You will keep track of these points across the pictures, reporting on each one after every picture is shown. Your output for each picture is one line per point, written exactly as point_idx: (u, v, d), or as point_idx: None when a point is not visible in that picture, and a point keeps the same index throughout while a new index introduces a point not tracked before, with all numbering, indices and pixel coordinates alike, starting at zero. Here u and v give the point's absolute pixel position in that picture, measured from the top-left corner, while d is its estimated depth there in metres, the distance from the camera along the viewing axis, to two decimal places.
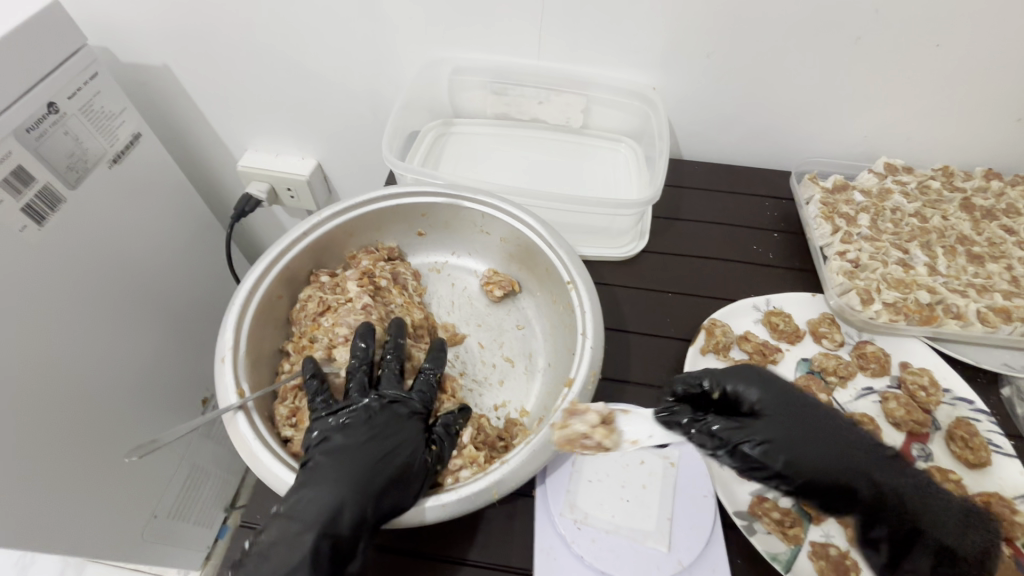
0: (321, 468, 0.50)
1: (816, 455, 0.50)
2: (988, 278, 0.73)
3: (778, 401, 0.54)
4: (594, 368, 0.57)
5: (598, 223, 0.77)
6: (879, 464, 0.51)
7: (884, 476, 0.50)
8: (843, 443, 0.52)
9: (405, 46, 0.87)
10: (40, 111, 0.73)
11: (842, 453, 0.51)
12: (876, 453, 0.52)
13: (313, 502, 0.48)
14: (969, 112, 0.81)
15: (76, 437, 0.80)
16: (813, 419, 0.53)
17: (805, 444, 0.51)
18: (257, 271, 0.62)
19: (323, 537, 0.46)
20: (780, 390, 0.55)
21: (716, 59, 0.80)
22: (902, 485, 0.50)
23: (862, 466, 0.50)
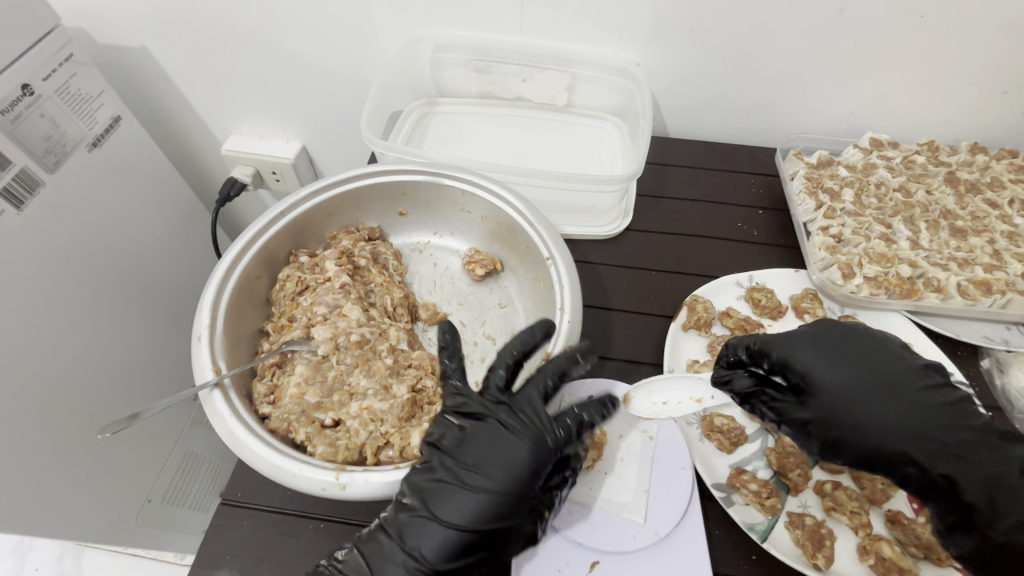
0: (482, 447, 0.50)
1: (874, 426, 0.50)
2: (970, 252, 0.73)
3: (835, 371, 0.52)
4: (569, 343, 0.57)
5: (582, 201, 0.76)
6: (935, 430, 0.50)
7: (924, 449, 0.50)
8: (901, 419, 0.50)
9: (384, 23, 0.86)
10: (13, 92, 0.72)
11: (901, 420, 0.50)
12: (932, 422, 0.50)
13: (508, 476, 0.48)
14: (955, 86, 0.80)
15: (63, 424, 0.80)
16: (875, 386, 0.52)
17: (866, 415, 0.51)
18: (234, 250, 0.62)
19: (471, 523, 0.47)
20: (837, 359, 0.53)
21: (700, 33, 0.78)
22: (929, 462, 0.49)
23: (918, 434, 0.50)
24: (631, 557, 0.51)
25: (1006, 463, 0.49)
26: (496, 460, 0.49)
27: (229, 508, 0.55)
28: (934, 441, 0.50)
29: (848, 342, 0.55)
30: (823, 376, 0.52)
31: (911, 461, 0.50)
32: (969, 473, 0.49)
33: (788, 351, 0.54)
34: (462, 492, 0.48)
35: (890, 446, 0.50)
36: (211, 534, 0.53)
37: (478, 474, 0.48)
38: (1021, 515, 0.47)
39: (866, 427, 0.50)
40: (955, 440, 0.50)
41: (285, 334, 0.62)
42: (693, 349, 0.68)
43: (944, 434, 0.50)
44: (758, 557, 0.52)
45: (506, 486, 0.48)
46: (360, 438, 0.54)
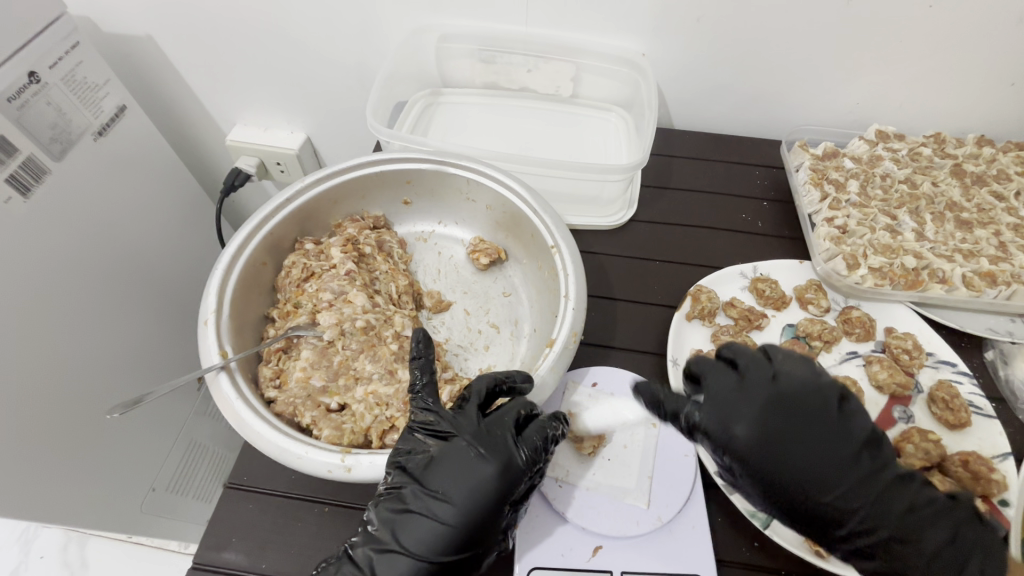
0: (448, 473, 0.47)
1: (790, 483, 0.47)
2: (975, 244, 0.73)
3: (764, 424, 0.48)
4: (575, 330, 0.57)
5: (588, 191, 0.76)
6: (856, 492, 0.46)
7: (840, 510, 0.46)
8: (828, 479, 0.47)
9: (390, 12, 0.85)
10: (19, 80, 0.72)
11: (828, 477, 0.47)
12: (853, 487, 0.46)
13: (479, 504, 0.46)
14: (963, 77, 0.80)
15: (67, 411, 0.80)
16: (813, 442, 0.47)
17: (786, 471, 0.47)
18: (240, 237, 0.62)
19: (441, 555, 0.45)
20: (776, 409, 0.49)
21: (706, 23, 0.78)
22: (838, 524, 0.47)
23: (816, 489, 0.46)
24: (634, 542, 0.52)
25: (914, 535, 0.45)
26: (462, 487, 0.47)
27: (235, 492, 0.55)
28: (847, 504, 0.46)
29: (801, 391, 0.49)
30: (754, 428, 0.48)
31: (824, 519, 0.47)
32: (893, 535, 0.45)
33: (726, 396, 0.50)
34: (431, 524, 0.46)
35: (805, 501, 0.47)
36: (216, 517, 0.54)
37: (442, 501, 0.46)
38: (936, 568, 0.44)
39: (780, 481, 0.47)
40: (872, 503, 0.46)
41: (291, 320, 0.62)
42: (697, 338, 0.68)
43: (867, 497, 0.46)
44: (760, 544, 0.53)
45: (471, 513, 0.46)
46: (365, 422, 0.55)
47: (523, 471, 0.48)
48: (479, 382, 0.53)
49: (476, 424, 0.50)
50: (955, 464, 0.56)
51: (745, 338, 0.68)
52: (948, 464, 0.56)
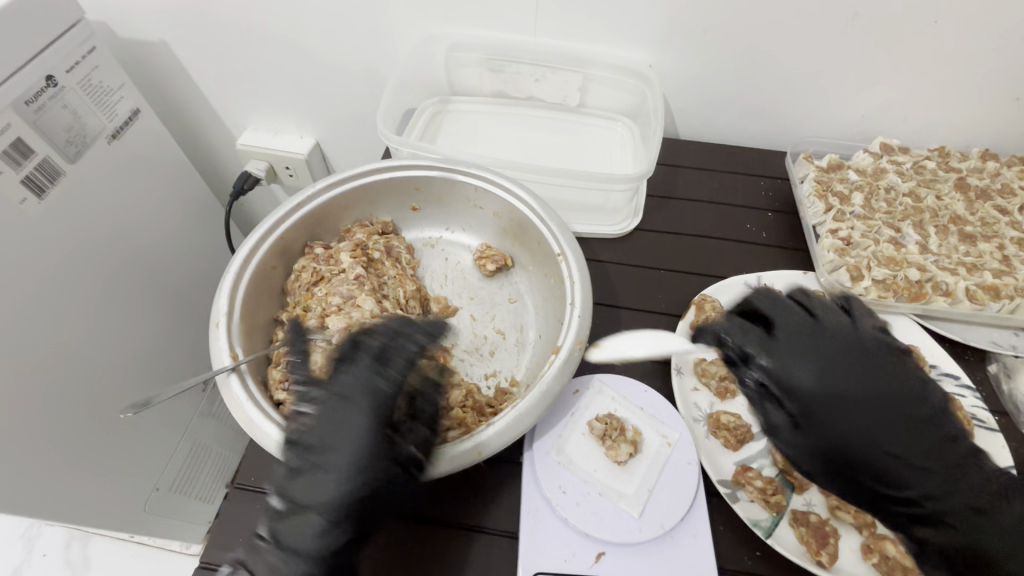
0: (338, 436, 0.49)
1: (858, 433, 0.50)
2: (979, 257, 0.74)
3: (830, 376, 0.51)
4: (580, 337, 0.58)
5: (593, 200, 0.77)
6: (907, 444, 0.50)
7: (909, 469, 0.50)
8: (903, 435, 0.50)
9: (400, 21, 0.87)
10: (38, 83, 0.74)
11: (879, 429, 0.50)
12: (922, 449, 0.50)
13: (361, 448, 0.48)
14: (967, 92, 0.80)
15: (74, 410, 0.81)
16: (876, 392, 0.51)
17: (845, 416, 0.50)
18: (252, 241, 0.63)
19: (352, 502, 0.47)
20: (838, 364, 0.52)
21: (713, 35, 0.79)
22: (893, 480, 0.50)
23: (888, 445, 0.50)
24: (637, 548, 0.52)
25: (945, 487, 0.49)
26: (342, 435, 0.49)
27: (242, 492, 0.56)
28: (911, 458, 0.50)
29: (873, 348, 0.54)
30: (816, 379, 0.52)
31: (882, 474, 0.50)
32: (952, 498, 0.49)
33: (798, 350, 0.53)
34: (326, 480, 0.47)
35: (853, 451, 0.50)
36: (224, 516, 0.54)
37: (331, 454, 0.48)
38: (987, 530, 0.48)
39: (838, 424, 0.50)
40: (915, 459, 0.50)
41: (300, 324, 0.63)
42: None
43: (914, 448, 0.50)
44: (762, 552, 0.53)
45: (364, 472, 0.48)
46: None
47: (389, 403, 0.51)
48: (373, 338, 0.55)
49: (365, 385, 0.51)
50: None
51: None
52: None
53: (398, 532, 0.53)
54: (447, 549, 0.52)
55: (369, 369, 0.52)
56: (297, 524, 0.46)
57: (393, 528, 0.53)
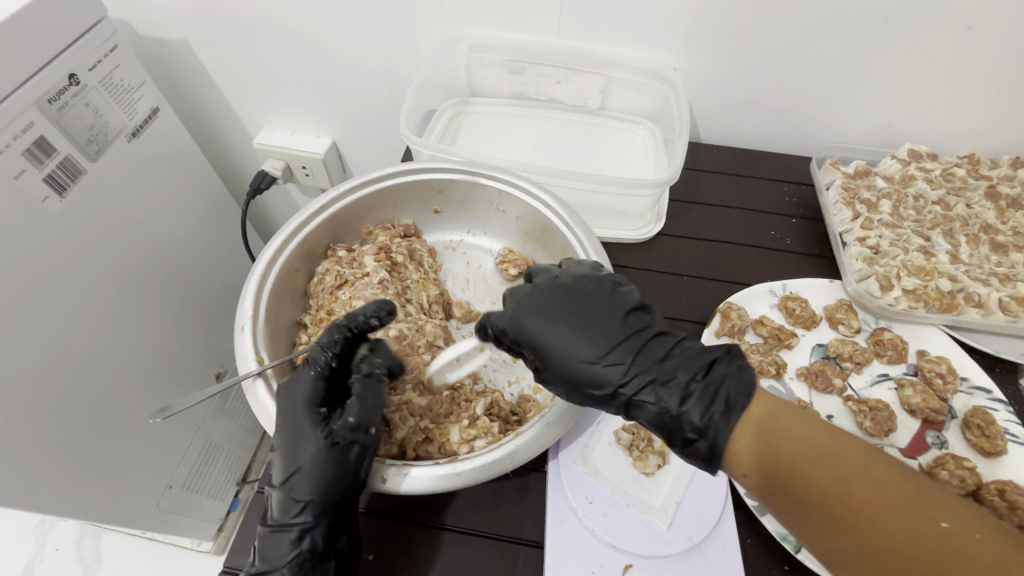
0: (287, 444, 0.51)
1: (560, 362, 0.51)
2: (1011, 268, 0.72)
3: (549, 325, 0.52)
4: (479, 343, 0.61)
5: (615, 204, 0.76)
6: (635, 373, 0.49)
7: (603, 384, 0.50)
8: (579, 354, 0.51)
9: (423, 21, 0.86)
10: (62, 82, 0.73)
11: (595, 348, 0.51)
12: (612, 356, 0.50)
13: (305, 428, 0.51)
14: (1000, 99, 0.79)
15: (91, 409, 0.81)
16: (583, 335, 0.52)
17: (572, 363, 0.51)
18: (277, 244, 0.63)
19: (317, 477, 0.50)
20: (570, 309, 0.53)
21: (738, 39, 0.78)
22: (602, 391, 0.50)
23: (587, 368, 0.50)
24: (665, 562, 0.51)
25: (704, 418, 0.46)
26: (288, 418, 0.52)
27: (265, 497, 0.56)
28: (598, 375, 0.50)
29: (573, 280, 0.55)
30: (550, 333, 0.53)
31: (593, 396, 0.51)
32: (649, 406, 0.49)
33: (526, 309, 0.54)
34: (288, 458, 0.51)
35: (575, 378, 0.51)
36: (247, 519, 0.55)
37: (283, 436, 0.51)
38: (720, 418, 0.46)
39: (568, 372, 0.51)
40: (676, 391, 0.48)
41: (324, 328, 0.63)
42: None
43: (644, 374, 0.49)
44: (791, 567, 0.52)
45: (316, 481, 0.50)
46: (400, 433, 0.57)
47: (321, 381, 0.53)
48: (317, 349, 0.54)
49: (306, 396, 0.52)
50: (990, 492, 0.55)
51: (775, 357, 0.67)
52: (984, 492, 0.56)
53: (379, 531, 0.53)
54: (472, 554, 0.52)
55: (314, 382, 0.53)
56: (279, 500, 0.51)
57: (382, 526, 0.53)
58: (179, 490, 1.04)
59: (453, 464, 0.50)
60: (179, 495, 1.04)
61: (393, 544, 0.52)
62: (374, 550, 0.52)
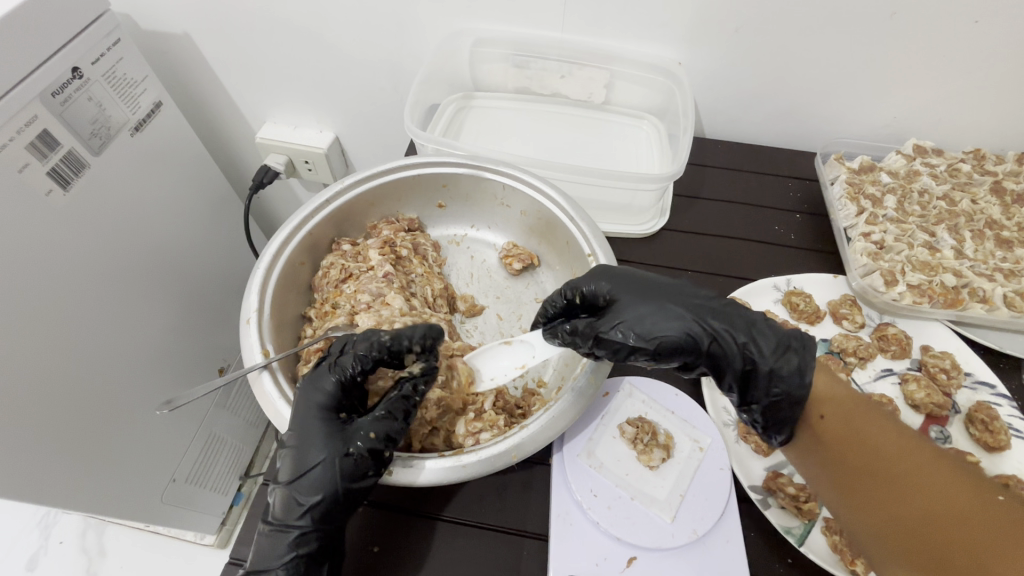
0: (297, 445, 0.50)
1: (648, 304, 0.54)
2: (1016, 263, 0.72)
3: (626, 280, 0.57)
4: (521, 363, 0.58)
5: (620, 199, 0.76)
6: (707, 314, 0.54)
7: (693, 318, 0.53)
8: (663, 296, 0.55)
9: (427, 15, 0.86)
10: (64, 75, 0.73)
11: (675, 293, 0.56)
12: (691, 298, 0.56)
13: (320, 431, 0.50)
14: (1007, 95, 0.78)
15: (95, 402, 0.81)
16: (658, 285, 0.56)
17: (648, 313, 0.54)
18: (282, 237, 0.63)
19: (327, 480, 0.49)
20: (629, 273, 0.57)
21: (744, 33, 0.78)
22: (692, 326, 0.53)
23: (677, 306, 0.54)
24: (668, 554, 0.51)
25: (776, 341, 0.52)
26: (302, 419, 0.51)
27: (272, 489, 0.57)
28: (687, 310, 0.54)
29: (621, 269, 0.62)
30: (622, 292, 0.56)
31: (685, 333, 0.52)
32: (738, 332, 0.53)
33: (592, 279, 0.58)
34: (299, 459, 0.50)
35: (666, 314, 0.53)
36: (254, 511, 0.55)
37: (294, 436, 0.50)
38: (796, 340, 0.53)
39: (658, 309, 0.54)
40: (752, 324, 0.54)
41: (329, 321, 0.63)
42: None
43: (714, 312, 0.54)
44: (794, 560, 0.52)
45: (325, 485, 0.49)
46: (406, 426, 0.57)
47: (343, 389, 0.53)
48: (349, 357, 0.53)
49: (322, 399, 0.52)
50: None
51: None
52: None
53: (383, 523, 0.53)
54: (475, 545, 0.52)
55: (331, 387, 0.52)
56: (282, 502, 0.49)
57: (386, 518, 0.53)
58: (182, 483, 1.04)
59: (459, 456, 0.50)
60: (182, 488, 1.04)
61: (400, 535, 0.53)
62: (380, 542, 0.52)
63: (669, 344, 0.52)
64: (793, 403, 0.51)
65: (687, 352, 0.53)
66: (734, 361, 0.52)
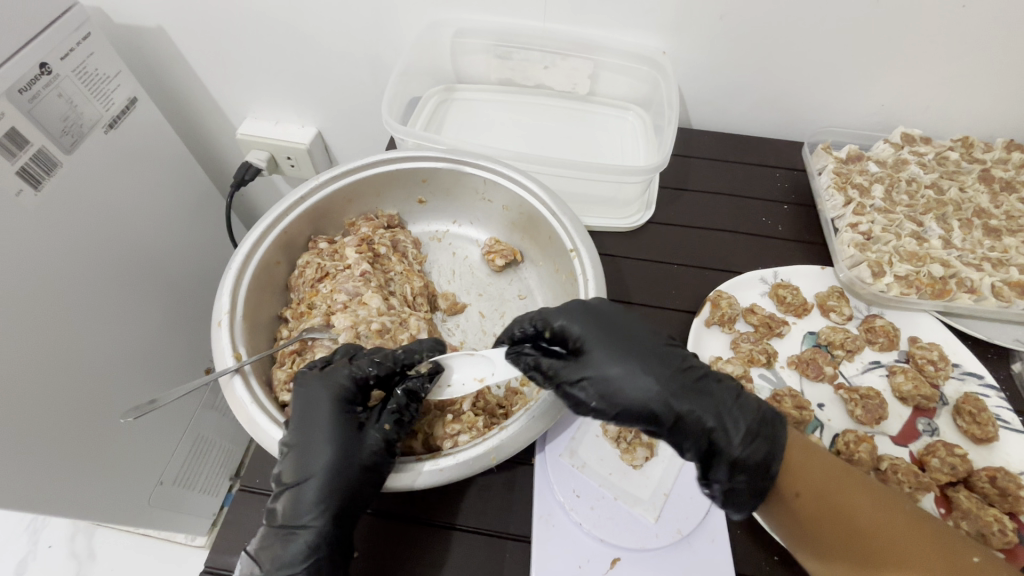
0: (308, 441, 0.49)
1: (616, 365, 0.50)
2: (1004, 252, 0.72)
3: (602, 327, 0.52)
4: (481, 375, 0.55)
5: (604, 192, 0.75)
6: (679, 390, 0.49)
7: (661, 392, 0.49)
8: (636, 358, 0.51)
9: (405, 6, 0.84)
10: (31, 71, 0.71)
11: (646, 357, 0.51)
12: (664, 364, 0.50)
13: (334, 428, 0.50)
14: (995, 81, 0.77)
15: (76, 408, 0.79)
16: (632, 341, 0.51)
17: (617, 375, 0.50)
18: (254, 236, 0.61)
19: (342, 478, 0.48)
20: (608, 320, 0.53)
21: (730, 21, 0.76)
22: (655, 402, 0.49)
23: (645, 374, 0.50)
24: (652, 554, 0.51)
25: (746, 429, 0.48)
26: (314, 416, 0.50)
27: (249, 495, 0.55)
28: (657, 381, 0.49)
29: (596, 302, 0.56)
30: (595, 341, 0.51)
31: (646, 406, 0.49)
32: (708, 414, 0.49)
33: (568, 317, 0.53)
34: (310, 457, 0.48)
35: (634, 382, 0.49)
36: (230, 519, 0.54)
37: (308, 434, 0.49)
38: (766, 433, 0.48)
39: (626, 374, 0.49)
40: (726, 406, 0.49)
41: (305, 322, 0.62)
42: (716, 345, 0.67)
43: (687, 390, 0.49)
44: (781, 557, 0.51)
45: (338, 481, 0.48)
46: None
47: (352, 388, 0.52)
48: (363, 359, 0.53)
49: (333, 395, 0.51)
50: (981, 479, 0.55)
51: (766, 345, 0.67)
52: (974, 479, 0.55)
53: (365, 528, 0.52)
54: (458, 549, 0.51)
55: (344, 382, 0.52)
56: (293, 501, 0.47)
57: (369, 523, 0.52)
58: (170, 486, 1.03)
59: (436, 460, 0.49)
60: (170, 491, 1.03)
61: (380, 541, 0.51)
62: (360, 548, 0.51)
63: (626, 413, 0.49)
64: (756, 490, 0.47)
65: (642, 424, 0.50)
66: (697, 442, 0.49)
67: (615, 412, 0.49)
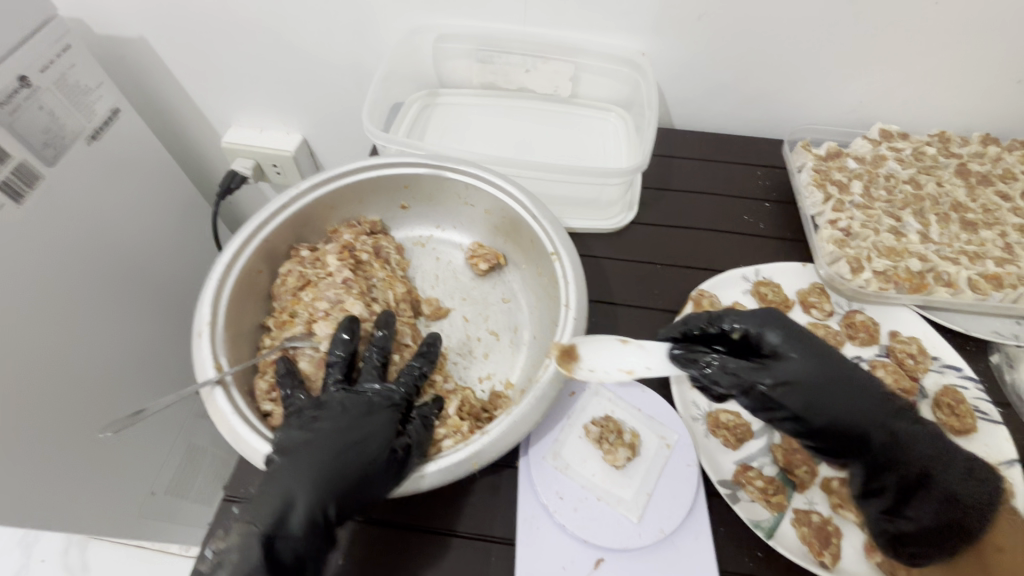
0: (345, 434, 0.51)
1: (819, 377, 0.50)
2: (981, 246, 0.73)
3: (799, 336, 0.52)
4: (628, 367, 0.55)
5: (587, 194, 0.75)
6: (882, 408, 0.50)
7: (863, 408, 0.50)
8: (837, 370, 0.51)
9: (385, 12, 0.84)
10: (10, 84, 0.71)
11: (844, 371, 0.51)
12: (854, 380, 0.51)
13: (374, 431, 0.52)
14: (969, 77, 0.79)
15: (63, 420, 0.79)
16: (826, 354, 0.52)
17: (819, 385, 0.50)
18: (235, 245, 0.61)
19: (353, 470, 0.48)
20: (800, 329, 0.53)
21: (709, 21, 0.77)
22: (855, 417, 0.50)
23: (844, 387, 0.50)
24: (636, 552, 0.51)
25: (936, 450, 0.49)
26: (362, 420, 0.52)
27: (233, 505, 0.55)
28: (856, 395, 0.50)
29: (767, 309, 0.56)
30: (791, 349, 0.52)
31: (848, 422, 0.50)
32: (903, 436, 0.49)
33: (760, 322, 0.53)
34: (329, 447, 0.49)
35: (835, 394, 0.50)
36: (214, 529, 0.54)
37: (345, 430, 0.51)
38: (958, 460, 0.49)
39: (828, 384, 0.50)
40: (916, 434, 0.50)
41: (287, 331, 0.62)
42: None
43: (892, 410, 0.50)
44: (764, 554, 0.52)
45: (352, 472, 0.48)
46: None
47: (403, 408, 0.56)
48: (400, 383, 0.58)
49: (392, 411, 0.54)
50: None
51: None
52: None
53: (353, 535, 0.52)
54: (445, 554, 0.51)
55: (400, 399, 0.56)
56: (286, 477, 0.47)
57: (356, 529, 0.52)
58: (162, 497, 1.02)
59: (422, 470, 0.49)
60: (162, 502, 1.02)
61: (366, 547, 0.51)
62: (346, 554, 0.51)
63: (808, 424, 0.51)
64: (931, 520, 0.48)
65: (825, 435, 0.51)
66: (902, 468, 0.50)
67: (799, 425, 0.51)
